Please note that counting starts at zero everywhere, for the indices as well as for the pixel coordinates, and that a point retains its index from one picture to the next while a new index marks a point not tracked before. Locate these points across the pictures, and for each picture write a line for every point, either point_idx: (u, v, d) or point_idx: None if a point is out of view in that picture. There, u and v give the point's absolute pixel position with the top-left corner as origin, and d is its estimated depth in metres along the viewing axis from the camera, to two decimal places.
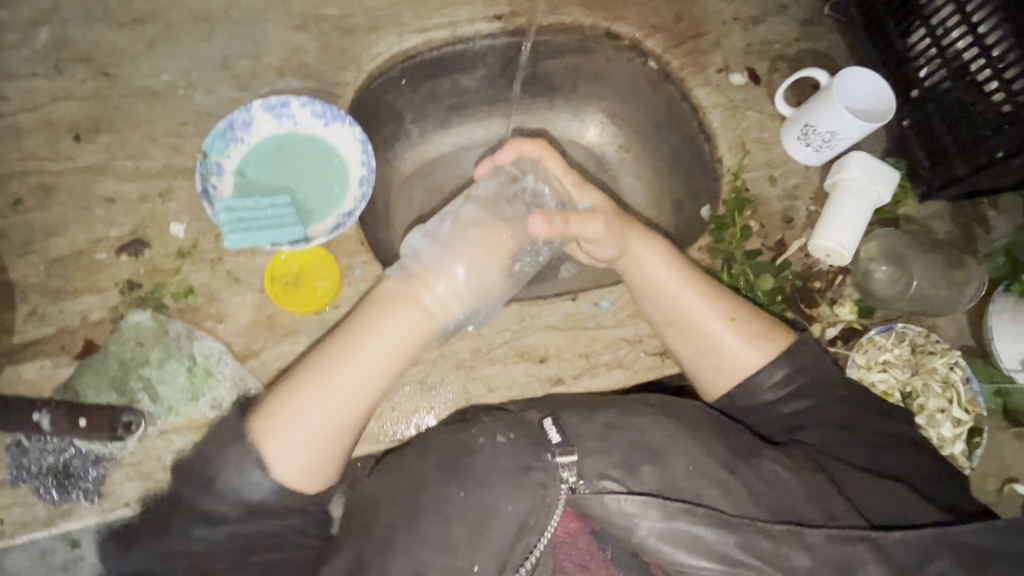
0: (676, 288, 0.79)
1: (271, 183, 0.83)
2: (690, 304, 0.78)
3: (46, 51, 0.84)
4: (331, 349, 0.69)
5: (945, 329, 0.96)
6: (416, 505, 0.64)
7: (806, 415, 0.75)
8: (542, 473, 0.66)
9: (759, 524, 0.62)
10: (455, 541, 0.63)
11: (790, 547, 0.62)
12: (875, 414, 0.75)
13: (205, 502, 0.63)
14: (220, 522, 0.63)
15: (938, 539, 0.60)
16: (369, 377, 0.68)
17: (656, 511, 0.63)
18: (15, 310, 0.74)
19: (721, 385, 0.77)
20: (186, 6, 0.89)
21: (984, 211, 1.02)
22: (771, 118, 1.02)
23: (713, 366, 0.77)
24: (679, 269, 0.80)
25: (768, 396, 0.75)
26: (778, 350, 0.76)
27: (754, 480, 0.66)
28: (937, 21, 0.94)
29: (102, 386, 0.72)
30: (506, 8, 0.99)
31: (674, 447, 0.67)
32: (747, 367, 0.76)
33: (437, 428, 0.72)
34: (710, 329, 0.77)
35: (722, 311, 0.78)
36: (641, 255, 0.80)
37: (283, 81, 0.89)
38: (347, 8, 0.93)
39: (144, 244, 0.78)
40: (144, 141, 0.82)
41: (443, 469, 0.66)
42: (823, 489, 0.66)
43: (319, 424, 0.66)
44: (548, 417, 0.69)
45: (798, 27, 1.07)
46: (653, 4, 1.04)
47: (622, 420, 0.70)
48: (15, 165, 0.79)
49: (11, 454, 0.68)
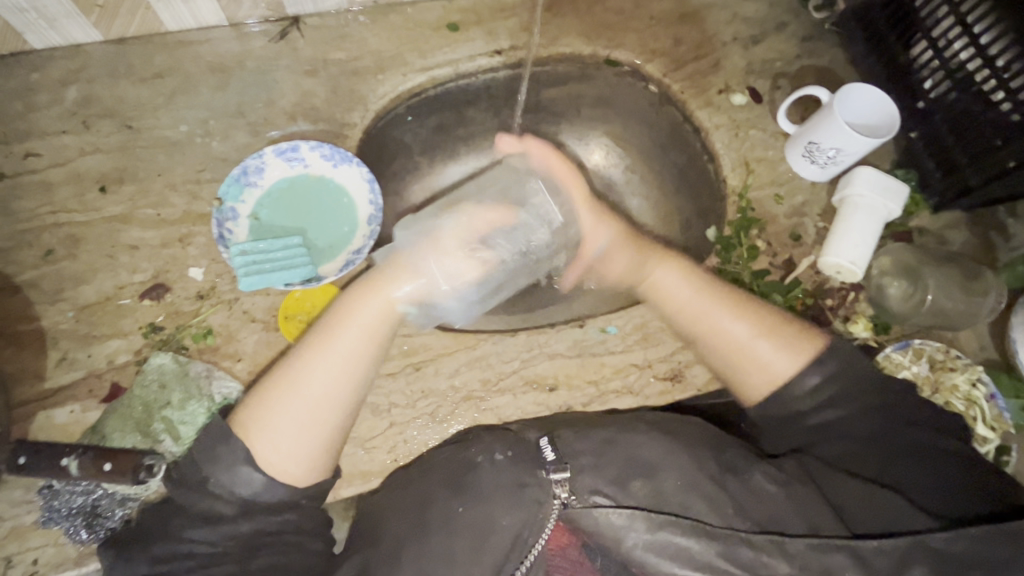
0: (700, 308, 0.83)
1: (284, 225, 0.87)
2: (715, 320, 0.81)
3: (74, 108, 0.89)
4: (309, 346, 0.71)
5: (965, 343, 0.94)
6: (420, 519, 0.66)
7: (836, 425, 0.74)
8: (537, 489, 0.67)
9: (742, 534, 0.62)
10: (457, 553, 0.64)
11: (772, 557, 0.62)
12: (883, 413, 0.74)
13: (205, 502, 0.66)
14: (215, 522, 0.65)
15: (912, 545, 0.60)
16: (343, 368, 0.71)
17: (642, 523, 0.63)
18: (47, 356, 0.78)
19: (754, 396, 0.78)
20: (203, 59, 0.94)
21: (1002, 219, 1.00)
22: (775, 136, 1.02)
23: (745, 372, 0.78)
24: (699, 286, 0.84)
25: (802, 403, 0.75)
26: (807, 358, 0.76)
27: (745, 495, 0.67)
28: (938, 33, 0.93)
29: (127, 429, 0.75)
30: (506, 43, 1.01)
31: (668, 462, 0.68)
32: (782, 373, 0.76)
33: (441, 447, 0.74)
34: (741, 338, 0.79)
35: (750, 321, 0.80)
36: (659, 279, 0.87)
37: (295, 125, 0.93)
38: (355, 51, 0.97)
39: (165, 288, 0.82)
40: (166, 190, 0.86)
41: (446, 485, 0.68)
42: (810, 499, 0.67)
43: (300, 411, 0.68)
44: (544, 436, 0.70)
45: (799, 44, 1.07)
46: (651, 29, 1.05)
47: (621, 436, 0.70)
48: (46, 218, 0.84)
49: (44, 497, 0.71)
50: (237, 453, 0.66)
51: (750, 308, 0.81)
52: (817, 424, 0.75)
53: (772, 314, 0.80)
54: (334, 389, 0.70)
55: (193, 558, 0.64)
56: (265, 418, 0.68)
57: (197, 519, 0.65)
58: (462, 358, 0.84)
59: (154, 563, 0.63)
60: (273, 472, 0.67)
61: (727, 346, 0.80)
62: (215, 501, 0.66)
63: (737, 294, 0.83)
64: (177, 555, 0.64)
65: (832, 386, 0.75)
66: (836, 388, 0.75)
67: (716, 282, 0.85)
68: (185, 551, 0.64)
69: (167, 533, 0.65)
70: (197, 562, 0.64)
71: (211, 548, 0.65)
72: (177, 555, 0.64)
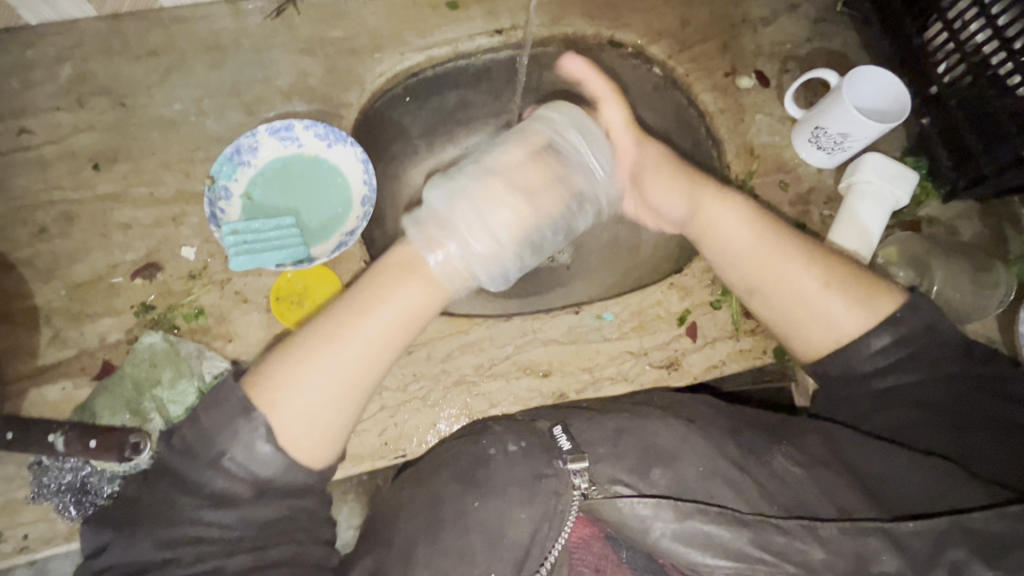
0: (760, 259, 0.80)
1: (277, 205, 0.86)
2: (774, 273, 0.79)
3: (69, 85, 0.88)
4: (342, 316, 0.69)
5: (974, 336, 0.91)
6: (433, 517, 0.64)
7: (906, 389, 0.72)
8: (555, 480, 0.66)
9: (773, 520, 0.61)
10: (472, 550, 0.63)
11: (805, 542, 0.60)
12: (935, 386, 0.72)
13: (216, 480, 0.62)
14: (231, 503, 0.62)
15: (953, 526, 0.59)
16: (371, 347, 0.69)
17: (668, 512, 0.62)
18: (40, 333, 0.78)
19: (811, 352, 0.78)
20: (199, 36, 0.92)
21: (1015, 209, 0.97)
22: (782, 121, 0.99)
23: (808, 332, 0.77)
24: (760, 224, 0.81)
25: (863, 355, 0.73)
26: (879, 318, 0.74)
27: (766, 478, 0.66)
28: (954, 14, 0.90)
29: (116, 407, 0.75)
30: (507, 22, 0.99)
31: (685, 451, 0.67)
32: (847, 331, 0.74)
33: (449, 442, 0.73)
34: (802, 296, 0.77)
35: (819, 271, 0.77)
36: (709, 216, 0.84)
37: (290, 105, 0.91)
38: (352, 30, 0.95)
39: (158, 267, 0.82)
40: (159, 168, 0.86)
41: (457, 480, 0.66)
42: (837, 483, 0.65)
43: (327, 390, 0.67)
44: (558, 425, 0.70)
45: (810, 26, 1.04)
46: (657, 10, 1.02)
47: (633, 423, 0.69)
48: (40, 195, 0.84)
49: (33, 472, 0.72)
50: (257, 429, 0.63)
51: (819, 266, 0.78)
52: (883, 389, 0.73)
53: (845, 270, 0.77)
54: (364, 373, 0.69)
55: (209, 542, 0.61)
56: (282, 397, 0.65)
57: (210, 500, 0.62)
58: (455, 343, 0.84)
59: (164, 547, 0.60)
60: (292, 450, 0.65)
61: (786, 290, 0.78)
62: (229, 479, 0.62)
63: (806, 243, 0.80)
64: (188, 539, 0.60)
65: (905, 347, 0.72)
66: (909, 349, 0.72)
67: (773, 233, 0.80)
68: (196, 537, 0.61)
69: (172, 518, 0.60)
70: (217, 547, 0.61)
71: (226, 532, 0.62)
72: (190, 539, 0.60)
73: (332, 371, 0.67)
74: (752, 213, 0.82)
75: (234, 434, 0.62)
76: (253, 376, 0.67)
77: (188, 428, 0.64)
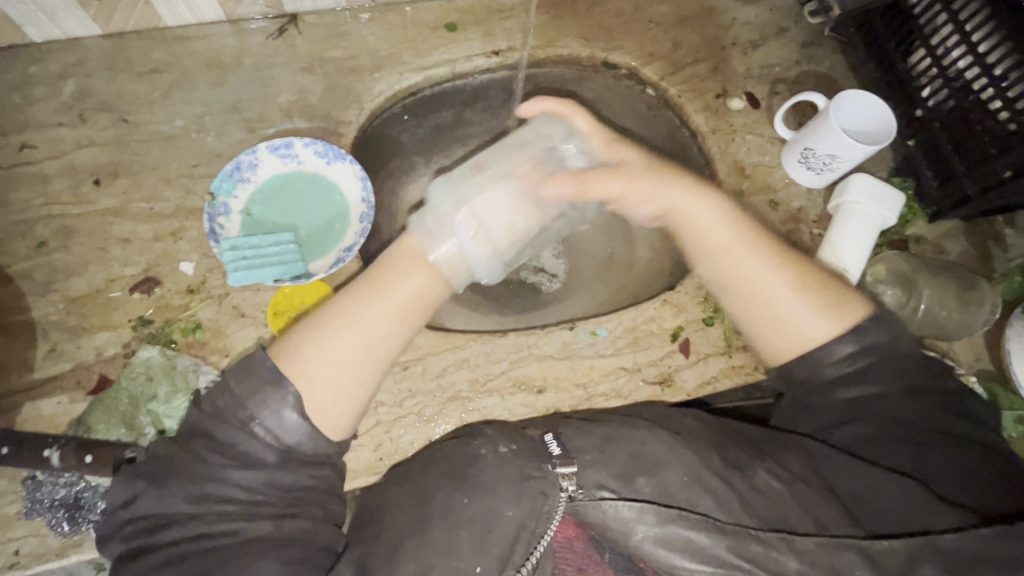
0: (736, 251, 0.81)
1: (276, 221, 0.87)
2: (751, 268, 0.80)
3: (71, 102, 0.89)
4: (360, 294, 0.73)
5: (961, 354, 0.93)
6: (421, 514, 0.64)
7: (873, 403, 0.73)
8: (543, 482, 0.66)
9: (751, 530, 0.63)
10: (460, 546, 0.63)
11: (781, 553, 0.62)
12: (890, 402, 0.73)
13: (244, 443, 0.63)
14: (256, 466, 0.63)
15: (924, 545, 0.60)
16: (384, 321, 0.72)
17: (651, 516, 0.64)
18: (36, 347, 0.78)
19: (780, 357, 0.78)
20: (201, 55, 0.94)
21: (1000, 229, 1.00)
22: (772, 141, 1.01)
23: (778, 334, 0.78)
24: (737, 224, 0.82)
25: (828, 372, 0.75)
26: (844, 327, 0.75)
27: (748, 491, 0.66)
28: (937, 41, 0.93)
29: (113, 420, 0.75)
30: (503, 44, 1.01)
31: (672, 459, 0.67)
32: (813, 337, 0.75)
33: (444, 441, 0.74)
34: (775, 295, 0.78)
35: (789, 276, 0.78)
36: (685, 207, 0.84)
37: (290, 122, 0.93)
38: (351, 50, 0.97)
39: (156, 282, 0.82)
40: (159, 184, 0.87)
41: (448, 478, 0.67)
42: (816, 499, 0.66)
43: (347, 358, 0.69)
44: (549, 433, 0.71)
45: (798, 49, 1.07)
46: (650, 33, 1.05)
47: (622, 432, 0.70)
48: (40, 210, 0.84)
49: (27, 487, 0.72)
50: (287, 398, 0.64)
51: (791, 263, 0.80)
52: (846, 397, 0.74)
53: (814, 276, 0.79)
54: (375, 346, 0.71)
55: (220, 515, 0.62)
56: (308, 368, 0.67)
57: (235, 460, 0.63)
58: (451, 358, 0.84)
59: (190, 506, 0.61)
60: (318, 422, 0.67)
61: (761, 294, 0.79)
62: (241, 456, 0.64)
63: (784, 250, 0.81)
64: (211, 498, 0.62)
65: (868, 371, 0.74)
66: (870, 362, 0.74)
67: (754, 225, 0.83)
68: (222, 495, 0.62)
69: (197, 474, 0.62)
70: (239, 507, 0.62)
71: (249, 494, 0.63)
72: (215, 499, 0.62)
73: (354, 339, 0.70)
74: (726, 208, 0.84)
75: (263, 402, 0.64)
76: (280, 350, 0.69)
77: (220, 394, 0.66)
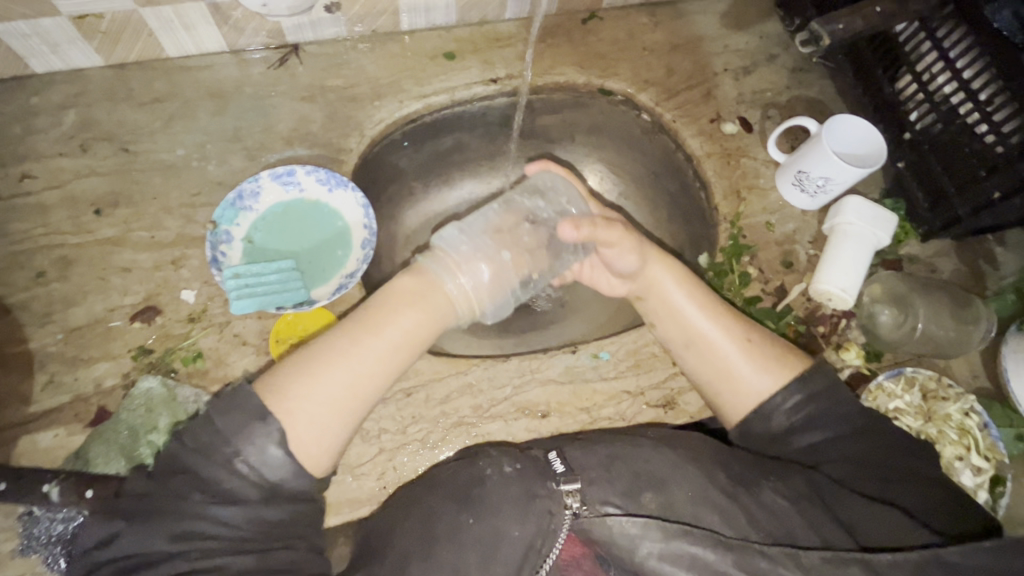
0: (689, 311, 0.82)
1: (279, 249, 0.88)
2: (704, 326, 0.80)
3: (73, 132, 0.90)
4: (357, 334, 0.71)
5: (958, 371, 0.94)
6: (427, 535, 0.64)
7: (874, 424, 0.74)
8: (548, 500, 0.66)
9: (757, 545, 0.62)
10: (466, 568, 0.63)
11: (788, 570, 0.61)
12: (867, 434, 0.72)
13: (234, 478, 0.62)
14: (237, 503, 0.62)
15: (926, 559, 0.60)
16: (376, 364, 0.71)
17: (656, 533, 0.64)
18: (34, 379, 0.78)
19: (734, 416, 0.78)
20: (202, 84, 0.95)
21: (990, 247, 1.02)
22: (766, 164, 1.03)
23: (725, 391, 0.78)
24: (690, 288, 0.83)
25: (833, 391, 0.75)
26: (789, 375, 0.76)
27: (754, 506, 0.66)
28: (923, 67, 0.95)
29: (111, 454, 0.73)
30: (501, 72, 1.03)
31: (676, 476, 0.67)
32: (760, 392, 0.75)
33: (447, 462, 0.73)
34: (724, 350, 0.78)
35: (738, 331, 0.79)
36: (655, 279, 0.85)
37: (291, 150, 0.94)
38: (352, 79, 0.99)
39: (157, 311, 0.82)
40: (160, 213, 0.87)
41: (452, 500, 0.66)
42: (818, 514, 0.66)
43: (334, 397, 0.68)
44: (553, 451, 0.70)
45: (788, 75, 1.10)
46: (644, 60, 1.08)
47: (627, 450, 0.70)
48: (40, 239, 0.84)
49: (23, 523, 0.70)
50: (272, 435, 0.63)
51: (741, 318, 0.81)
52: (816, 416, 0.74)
53: (757, 331, 0.80)
54: (365, 388, 0.70)
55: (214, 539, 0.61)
56: (294, 406, 0.65)
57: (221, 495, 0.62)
58: (454, 383, 0.84)
59: (176, 540, 0.59)
60: (300, 460, 0.65)
61: (710, 352, 0.79)
62: (241, 482, 0.62)
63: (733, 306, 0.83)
64: (193, 535, 0.60)
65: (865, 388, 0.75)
66: None
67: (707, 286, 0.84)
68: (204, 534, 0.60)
69: (179, 511, 0.60)
70: (222, 545, 0.61)
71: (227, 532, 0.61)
72: (201, 535, 0.60)
73: (344, 380, 0.68)
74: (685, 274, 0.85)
75: (249, 437, 0.63)
76: (264, 386, 0.66)
77: (203, 429, 0.64)
